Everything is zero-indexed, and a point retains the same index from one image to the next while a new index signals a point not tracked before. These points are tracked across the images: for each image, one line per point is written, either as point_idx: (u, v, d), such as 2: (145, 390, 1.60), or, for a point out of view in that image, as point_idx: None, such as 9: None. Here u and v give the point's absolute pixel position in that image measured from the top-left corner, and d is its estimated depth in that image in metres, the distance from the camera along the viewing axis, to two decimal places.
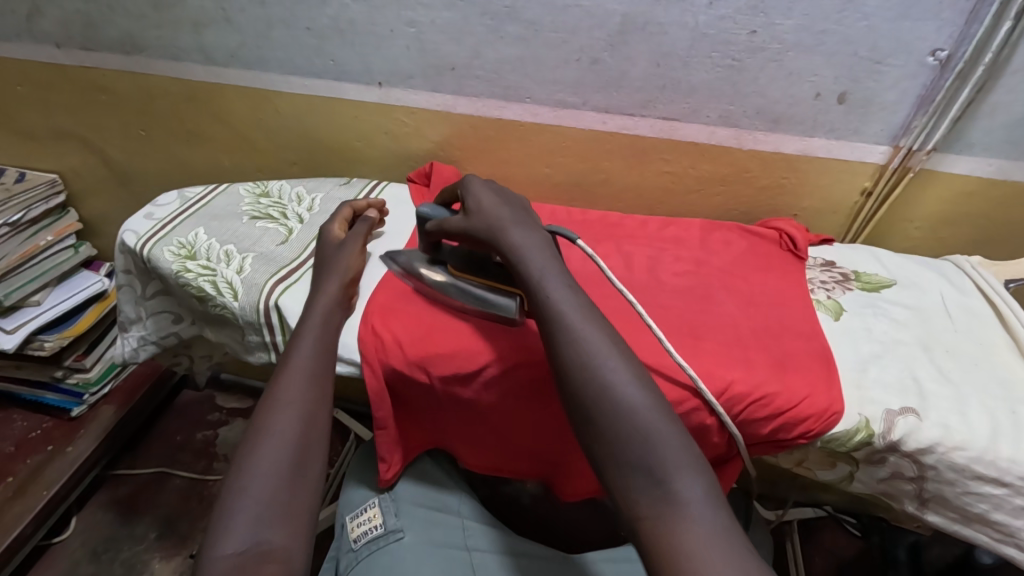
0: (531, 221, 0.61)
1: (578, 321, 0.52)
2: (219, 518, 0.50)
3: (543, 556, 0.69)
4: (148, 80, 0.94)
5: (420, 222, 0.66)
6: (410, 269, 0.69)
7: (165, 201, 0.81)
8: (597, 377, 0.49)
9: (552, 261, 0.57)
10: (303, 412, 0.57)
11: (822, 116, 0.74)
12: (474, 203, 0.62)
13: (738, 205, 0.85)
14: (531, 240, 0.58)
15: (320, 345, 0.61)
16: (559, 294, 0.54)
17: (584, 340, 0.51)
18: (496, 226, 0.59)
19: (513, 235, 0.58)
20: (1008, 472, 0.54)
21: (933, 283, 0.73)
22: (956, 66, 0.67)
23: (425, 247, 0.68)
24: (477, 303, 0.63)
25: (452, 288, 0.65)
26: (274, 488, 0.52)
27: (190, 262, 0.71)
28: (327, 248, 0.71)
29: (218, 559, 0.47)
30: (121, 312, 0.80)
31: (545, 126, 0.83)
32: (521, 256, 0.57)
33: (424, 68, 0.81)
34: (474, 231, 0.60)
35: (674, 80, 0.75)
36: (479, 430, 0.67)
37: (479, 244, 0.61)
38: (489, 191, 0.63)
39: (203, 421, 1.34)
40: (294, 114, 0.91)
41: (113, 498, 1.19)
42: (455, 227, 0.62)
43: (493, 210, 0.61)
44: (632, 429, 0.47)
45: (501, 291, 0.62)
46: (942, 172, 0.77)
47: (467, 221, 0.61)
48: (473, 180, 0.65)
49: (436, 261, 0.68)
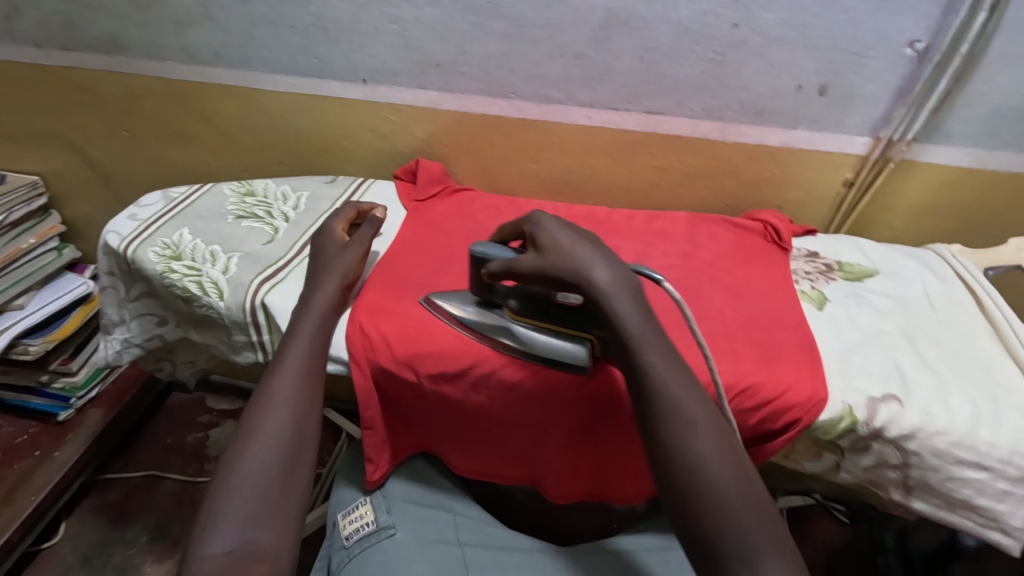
0: (613, 259, 0.57)
1: (678, 389, 0.52)
2: (206, 516, 0.50)
3: (534, 550, 0.70)
4: (130, 80, 0.93)
5: (475, 262, 0.60)
6: (461, 313, 0.63)
7: (149, 202, 0.81)
8: (689, 448, 0.49)
9: (652, 321, 0.54)
10: (292, 410, 0.57)
11: (804, 108, 0.75)
12: (553, 241, 0.57)
13: (722, 198, 0.85)
14: (623, 286, 0.54)
15: (315, 344, 0.61)
16: (662, 358, 0.52)
17: (682, 410, 0.51)
18: (584, 271, 0.54)
19: (603, 285, 0.54)
20: (988, 456, 0.55)
21: (914, 272, 0.74)
22: (934, 57, 0.68)
23: (476, 288, 0.62)
24: (546, 350, 0.59)
25: (516, 335, 0.60)
26: (262, 488, 0.52)
27: (175, 262, 0.71)
28: (323, 251, 0.69)
29: (205, 559, 0.48)
30: (104, 314, 0.79)
31: (531, 122, 0.83)
32: (615, 306, 0.53)
33: (409, 64, 0.81)
34: (557, 276, 0.55)
35: (657, 74, 0.75)
36: (470, 428, 0.67)
37: (560, 285, 0.55)
38: (561, 228, 0.58)
39: (193, 423, 1.33)
40: (279, 112, 0.90)
41: (104, 502, 1.18)
42: (529, 268, 0.56)
43: (576, 250, 0.56)
44: (718, 505, 0.47)
45: (572, 337, 0.59)
46: (922, 162, 0.78)
47: (546, 258, 0.55)
48: (542, 217, 0.59)
49: (487, 304, 0.63)
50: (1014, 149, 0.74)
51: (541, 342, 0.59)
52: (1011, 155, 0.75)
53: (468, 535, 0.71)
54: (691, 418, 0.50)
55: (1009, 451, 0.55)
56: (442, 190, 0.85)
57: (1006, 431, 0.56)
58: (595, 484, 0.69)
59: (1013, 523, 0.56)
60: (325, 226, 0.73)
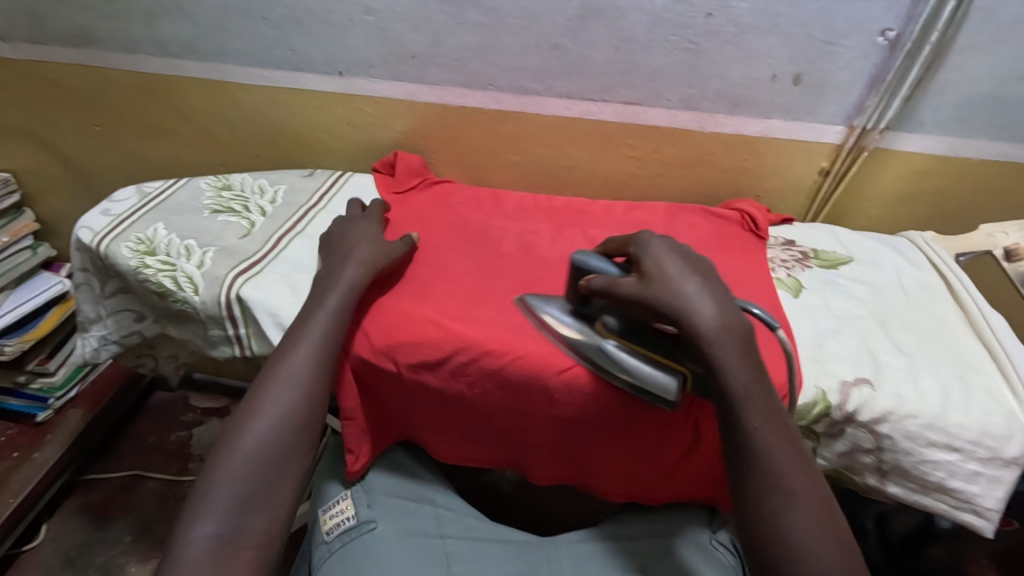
0: (721, 296, 0.56)
1: (767, 430, 0.52)
2: (198, 496, 0.52)
3: (516, 541, 0.70)
4: (101, 74, 0.91)
5: (575, 272, 0.59)
6: (555, 320, 0.61)
7: (123, 197, 0.80)
8: (768, 482, 0.51)
9: (752, 362, 0.54)
10: (298, 393, 0.57)
11: (779, 97, 0.75)
12: (659, 271, 0.56)
13: (700, 187, 0.86)
14: (724, 327, 0.54)
15: (331, 326, 0.60)
16: (755, 397, 0.53)
17: (771, 449, 0.52)
18: (687, 305, 0.54)
19: (705, 322, 0.54)
20: (958, 437, 0.56)
21: (889, 259, 0.74)
22: (905, 45, 0.68)
23: (571, 298, 0.61)
24: (635, 373, 0.56)
25: (605, 353, 0.57)
26: (256, 472, 0.54)
27: (149, 258, 0.70)
28: (356, 236, 0.68)
29: (192, 541, 0.50)
30: (80, 312, 0.78)
31: (509, 113, 0.83)
32: (713, 345, 0.53)
33: (385, 56, 0.80)
34: (658, 306, 0.54)
35: (633, 64, 0.75)
36: (450, 419, 0.67)
37: (657, 316, 0.55)
38: (670, 257, 0.58)
39: (176, 421, 1.32)
40: (256, 106, 0.90)
41: (86, 503, 1.16)
42: (631, 293, 0.56)
43: (680, 284, 0.55)
44: (788, 537, 0.49)
45: (663, 366, 0.56)
46: (896, 151, 0.79)
47: (647, 287, 0.55)
48: (655, 243, 0.59)
49: (580, 315, 0.60)
50: (985, 136, 0.75)
51: (628, 365, 0.56)
52: (982, 142, 0.76)
53: (450, 526, 0.71)
54: (778, 458, 0.51)
55: (978, 432, 0.56)
56: (420, 183, 0.84)
57: (975, 412, 0.57)
58: (576, 474, 0.70)
59: (985, 504, 0.57)
60: (363, 221, 0.72)
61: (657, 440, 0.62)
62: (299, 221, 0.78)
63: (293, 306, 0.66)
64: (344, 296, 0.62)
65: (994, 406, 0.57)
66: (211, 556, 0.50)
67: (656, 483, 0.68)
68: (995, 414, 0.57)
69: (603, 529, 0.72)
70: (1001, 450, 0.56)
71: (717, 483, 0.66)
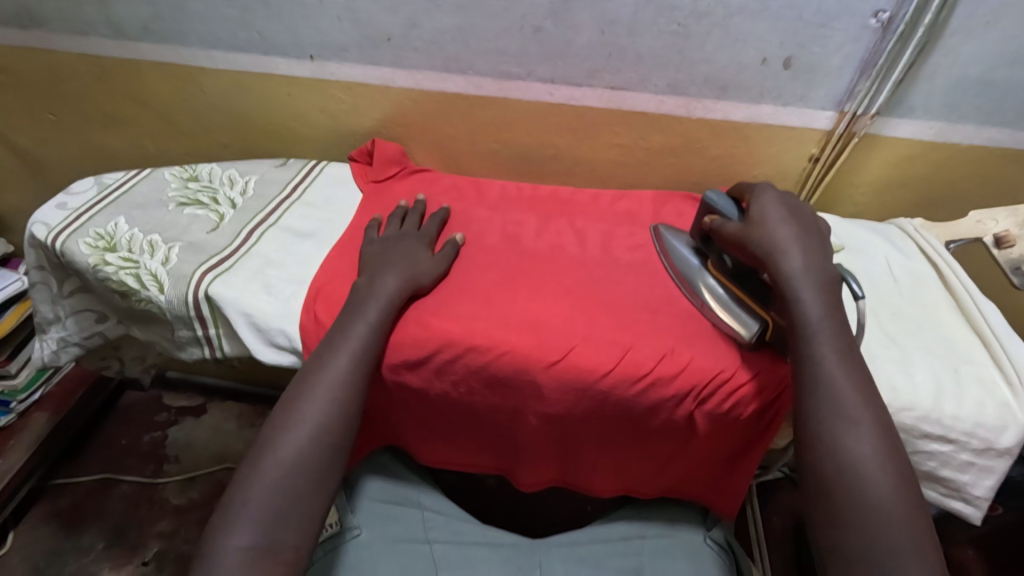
0: (817, 251, 0.56)
1: (873, 452, 0.48)
2: (234, 503, 0.50)
3: (504, 544, 0.67)
4: (53, 58, 0.85)
5: (704, 209, 0.65)
6: (676, 253, 0.66)
7: (81, 189, 0.75)
8: (832, 418, 0.50)
9: (860, 378, 0.51)
10: (336, 403, 0.53)
11: (769, 82, 0.73)
12: (762, 216, 0.59)
13: (689, 175, 0.84)
14: (812, 272, 0.54)
15: (371, 335, 0.56)
16: (865, 423, 0.49)
17: (869, 475, 0.48)
18: (778, 247, 0.56)
19: (791, 263, 0.54)
20: (953, 429, 0.55)
21: (880, 247, 0.73)
22: (897, 28, 0.66)
23: (696, 234, 0.66)
24: (720, 306, 0.59)
25: (705, 286, 0.61)
26: (293, 482, 0.51)
27: (109, 255, 0.66)
28: (395, 250, 0.64)
29: (228, 552, 0.48)
30: (37, 313, 0.74)
31: (490, 99, 0.79)
32: (797, 292, 0.53)
33: (359, 40, 0.76)
34: (750, 246, 0.57)
35: (620, 47, 0.72)
36: (435, 418, 0.64)
37: (749, 257, 0.57)
38: (779, 208, 0.60)
39: (150, 422, 1.27)
40: (222, 93, 0.85)
41: (55, 509, 1.12)
42: (732, 233, 0.59)
43: (778, 231, 0.57)
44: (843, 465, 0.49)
45: (753, 309, 0.57)
46: (886, 136, 0.78)
47: (746, 231, 0.58)
48: (769, 194, 0.61)
49: (698, 252, 0.65)
50: (976, 122, 0.74)
51: (717, 297, 0.60)
52: (972, 128, 0.75)
53: (438, 530, 0.68)
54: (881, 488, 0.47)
55: (973, 424, 0.55)
56: (399, 171, 0.81)
57: (969, 403, 0.56)
58: (564, 470, 0.68)
59: (975, 492, 0.57)
60: (409, 234, 0.67)
61: (658, 438, 0.60)
62: (272, 213, 0.74)
63: (264, 304, 0.62)
64: (383, 305, 0.58)
65: (987, 396, 0.56)
66: (247, 569, 0.47)
67: (646, 479, 0.67)
68: (989, 405, 0.56)
69: (596, 529, 0.70)
70: (995, 441, 0.55)
71: (712, 477, 0.65)
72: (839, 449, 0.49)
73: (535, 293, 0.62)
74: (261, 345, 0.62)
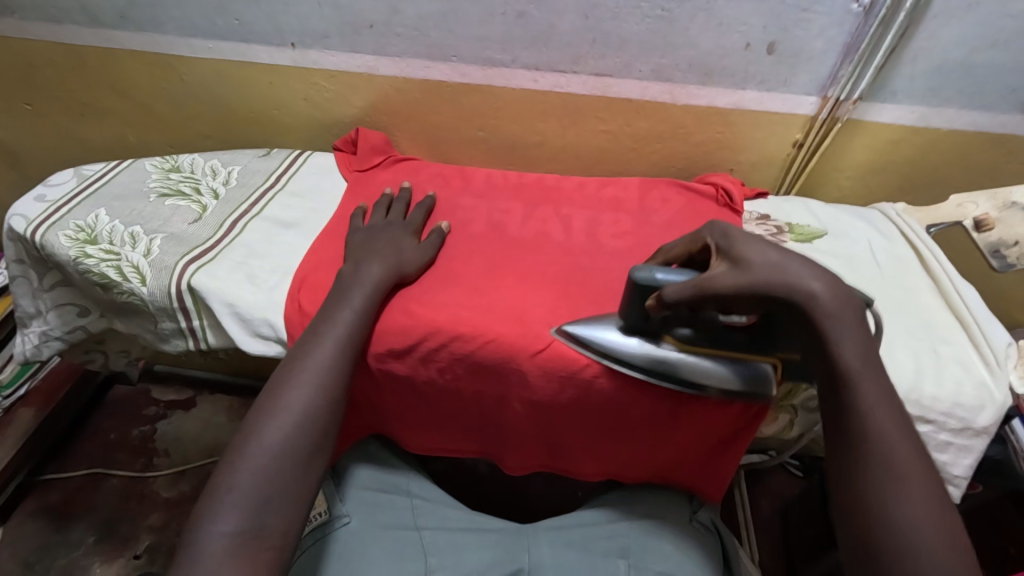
0: (826, 269, 0.49)
1: (927, 514, 0.45)
2: (219, 489, 0.49)
3: (493, 529, 0.68)
4: (26, 47, 0.84)
5: (637, 291, 0.52)
6: (616, 349, 0.54)
7: (59, 180, 0.74)
8: (879, 461, 0.46)
9: (906, 428, 0.47)
10: (321, 390, 0.54)
11: (752, 67, 0.73)
12: (752, 253, 0.49)
13: (675, 162, 0.84)
14: (840, 296, 0.47)
15: (356, 324, 0.56)
16: (914, 478, 0.46)
17: (923, 542, 0.44)
18: (797, 283, 0.47)
19: (822, 293, 0.47)
20: (932, 409, 0.56)
21: (862, 231, 0.74)
22: (880, 12, 0.66)
23: (631, 317, 0.54)
24: (720, 378, 0.53)
25: (682, 365, 0.54)
26: (277, 466, 0.51)
27: (90, 247, 0.65)
28: (379, 239, 0.64)
29: (212, 540, 0.47)
30: (19, 307, 0.73)
31: (474, 86, 0.79)
32: (834, 323, 0.47)
33: (340, 26, 0.75)
34: (767, 291, 0.47)
35: (604, 32, 0.72)
36: (421, 407, 0.65)
37: (767, 301, 0.48)
38: (760, 240, 0.51)
39: (139, 416, 1.26)
40: (202, 82, 0.84)
41: (44, 505, 1.11)
42: (732, 286, 0.48)
43: (782, 261, 0.48)
44: (894, 514, 0.45)
45: (749, 363, 0.54)
46: (869, 121, 0.78)
47: (748, 272, 0.48)
48: (734, 229, 0.52)
49: (638, 333, 0.55)
50: (957, 106, 0.75)
51: (714, 375, 0.53)
52: (953, 112, 0.75)
53: (427, 517, 0.68)
54: (942, 557, 0.43)
55: (951, 405, 0.56)
56: (384, 160, 0.80)
57: (947, 383, 0.57)
58: (551, 458, 0.69)
59: (954, 472, 0.58)
60: (394, 221, 0.67)
61: (642, 425, 0.60)
62: (255, 204, 0.73)
63: (249, 294, 0.62)
64: (368, 294, 0.58)
65: (966, 376, 0.57)
66: (233, 555, 0.47)
67: (631, 464, 0.67)
68: (967, 385, 0.57)
69: (583, 514, 0.71)
70: (972, 420, 0.56)
71: (696, 462, 0.66)
72: (886, 511, 0.45)
73: (520, 282, 0.62)
74: (246, 336, 0.61)
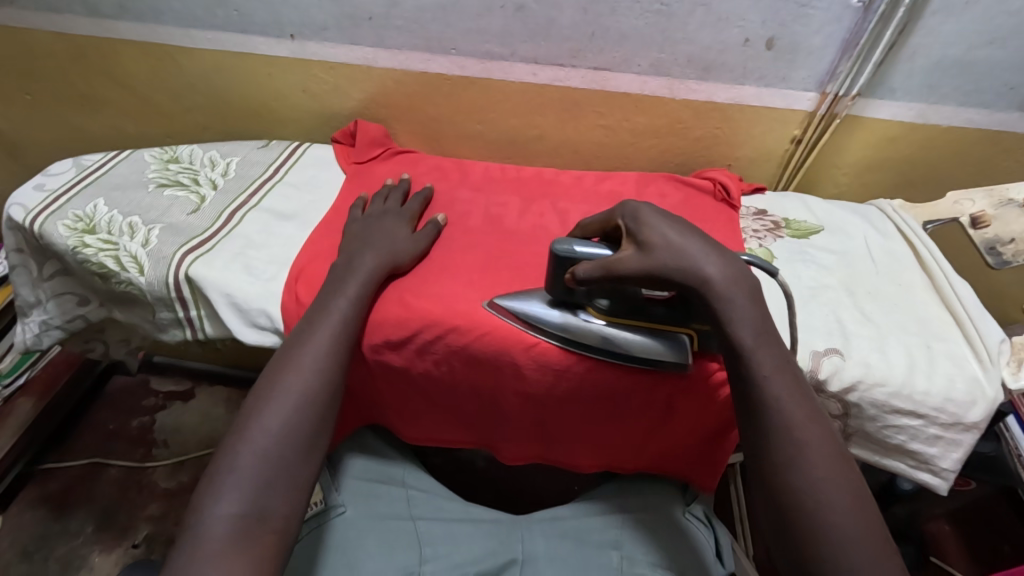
0: (723, 250, 0.51)
1: (824, 475, 0.46)
2: (220, 472, 0.49)
3: (487, 521, 0.69)
4: (27, 37, 0.84)
5: (557, 263, 0.54)
6: (538, 319, 0.56)
7: (58, 170, 0.74)
8: (778, 422, 0.48)
9: (801, 392, 0.49)
10: (319, 376, 0.54)
11: (751, 62, 0.73)
12: (655, 236, 0.50)
13: (673, 156, 0.84)
14: (733, 279, 0.50)
15: (353, 313, 0.56)
16: (811, 437, 0.47)
17: (821, 497, 0.46)
18: (692, 267, 0.49)
19: (714, 277, 0.49)
20: (923, 404, 0.56)
21: (859, 228, 0.74)
22: (879, 8, 0.66)
23: (553, 289, 0.56)
24: (641, 349, 0.54)
25: (603, 335, 0.55)
26: (279, 448, 0.51)
27: (88, 237, 0.66)
28: (374, 229, 0.64)
29: (214, 523, 0.47)
30: (18, 296, 0.73)
31: (473, 79, 0.79)
32: (727, 303, 0.49)
33: (339, 18, 0.75)
34: (665, 275, 0.49)
35: (603, 26, 0.72)
36: (417, 398, 0.65)
37: (667, 285, 0.50)
38: (664, 220, 0.52)
39: (138, 407, 1.27)
40: (201, 73, 0.84)
41: (43, 494, 1.12)
42: (634, 270, 0.50)
43: (682, 244, 0.50)
44: (791, 469, 0.47)
45: (669, 334, 0.55)
46: (867, 118, 0.78)
47: (651, 256, 0.50)
48: (642, 207, 0.53)
49: (561, 304, 0.56)
50: (955, 103, 0.75)
51: (636, 345, 0.54)
52: (951, 109, 0.75)
53: (421, 509, 0.69)
54: (837, 515, 0.45)
55: (943, 400, 0.56)
56: (383, 152, 0.80)
57: (939, 378, 0.57)
58: (546, 449, 0.69)
59: (942, 465, 0.58)
60: (391, 213, 0.67)
61: (636, 415, 0.61)
62: (253, 195, 0.73)
63: (245, 284, 0.62)
64: (364, 285, 0.58)
65: (958, 372, 0.58)
66: (236, 537, 0.47)
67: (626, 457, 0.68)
68: (959, 380, 0.57)
69: (578, 507, 0.71)
70: (964, 415, 0.56)
71: (689, 454, 0.67)
72: (787, 469, 0.47)
73: (515, 275, 0.62)
74: (243, 326, 0.62)
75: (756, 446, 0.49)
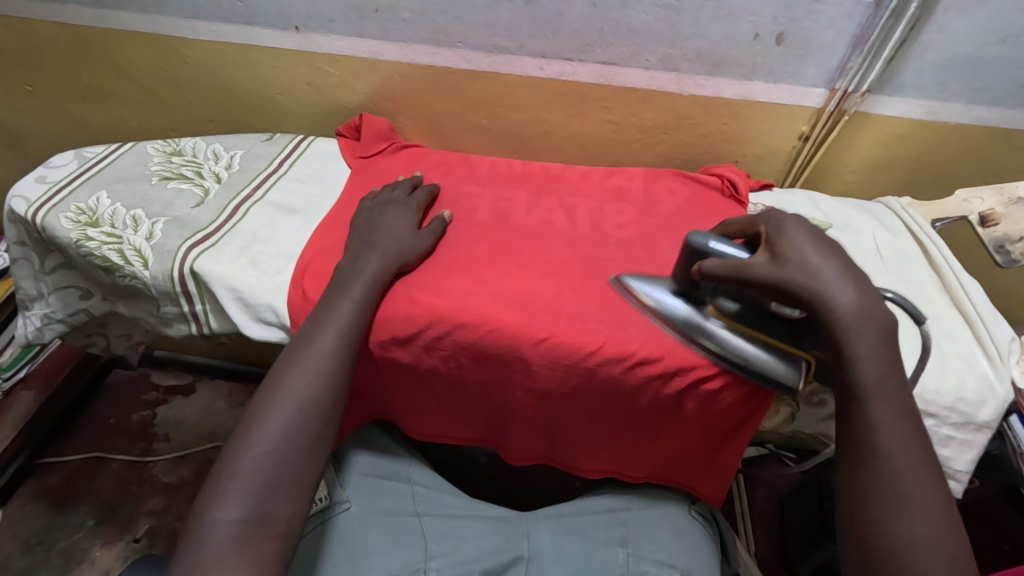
0: (863, 281, 0.50)
1: (924, 522, 0.47)
2: (223, 476, 0.50)
3: (493, 516, 0.69)
4: (29, 27, 0.83)
5: (689, 252, 0.54)
6: (662, 305, 0.57)
7: (61, 162, 0.73)
8: (882, 466, 0.48)
9: (915, 435, 0.49)
10: (321, 378, 0.54)
11: (761, 58, 0.73)
12: (795, 253, 0.50)
13: (679, 152, 0.84)
14: (864, 312, 0.48)
15: (356, 313, 0.56)
16: (916, 483, 0.48)
17: (912, 539, 0.47)
18: (821, 292, 0.49)
19: (842, 306, 0.48)
20: (933, 403, 0.56)
21: (868, 226, 0.73)
22: (890, 4, 0.65)
23: (680, 278, 0.57)
24: (751, 358, 0.53)
25: (715, 337, 0.55)
26: (282, 453, 0.51)
27: (91, 230, 0.65)
28: (382, 224, 0.64)
29: (216, 528, 0.47)
30: (20, 289, 0.73)
31: (479, 73, 0.78)
32: (851, 336, 0.48)
33: (346, 11, 0.74)
34: (790, 292, 0.49)
35: (612, 21, 0.71)
36: (423, 394, 0.65)
37: (791, 301, 0.50)
38: (810, 240, 0.51)
39: (139, 401, 1.26)
40: (204, 65, 0.83)
41: (44, 487, 1.11)
42: (761, 279, 0.50)
43: (820, 266, 0.50)
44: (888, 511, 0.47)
45: (786, 352, 0.54)
46: (876, 114, 0.78)
47: (782, 270, 0.50)
48: (790, 223, 0.53)
49: (685, 295, 0.57)
50: (966, 100, 0.74)
51: (747, 353, 0.53)
52: (961, 107, 0.75)
53: (426, 505, 0.69)
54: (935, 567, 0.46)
55: (954, 399, 0.56)
56: (388, 147, 0.80)
57: (949, 377, 0.57)
58: (551, 447, 0.69)
59: (957, 467, 0.58)
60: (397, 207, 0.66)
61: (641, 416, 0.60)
62: (257, 188, 0.73)
63: (251, 279, 0.61)
64: (369, 285, 0.58)
65: (968, 371, 0.58)
66: (237, 542, 0.47)
67: (635, 461, 0.67)
68: (969, 379, 0.57)
69: (585, 503, 0.71)
70: (975, 415, 0.56)
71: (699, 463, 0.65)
72: (881, 508, 0.48)
73: (523, 270, 0.62)
74: (249, 321, 0.61)
75: (851, 482, 0.49)
